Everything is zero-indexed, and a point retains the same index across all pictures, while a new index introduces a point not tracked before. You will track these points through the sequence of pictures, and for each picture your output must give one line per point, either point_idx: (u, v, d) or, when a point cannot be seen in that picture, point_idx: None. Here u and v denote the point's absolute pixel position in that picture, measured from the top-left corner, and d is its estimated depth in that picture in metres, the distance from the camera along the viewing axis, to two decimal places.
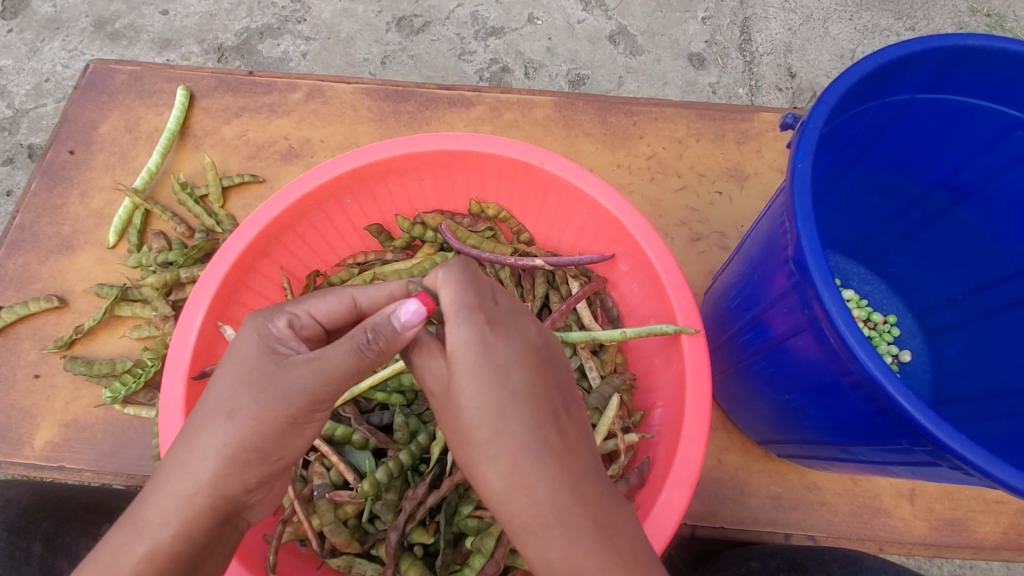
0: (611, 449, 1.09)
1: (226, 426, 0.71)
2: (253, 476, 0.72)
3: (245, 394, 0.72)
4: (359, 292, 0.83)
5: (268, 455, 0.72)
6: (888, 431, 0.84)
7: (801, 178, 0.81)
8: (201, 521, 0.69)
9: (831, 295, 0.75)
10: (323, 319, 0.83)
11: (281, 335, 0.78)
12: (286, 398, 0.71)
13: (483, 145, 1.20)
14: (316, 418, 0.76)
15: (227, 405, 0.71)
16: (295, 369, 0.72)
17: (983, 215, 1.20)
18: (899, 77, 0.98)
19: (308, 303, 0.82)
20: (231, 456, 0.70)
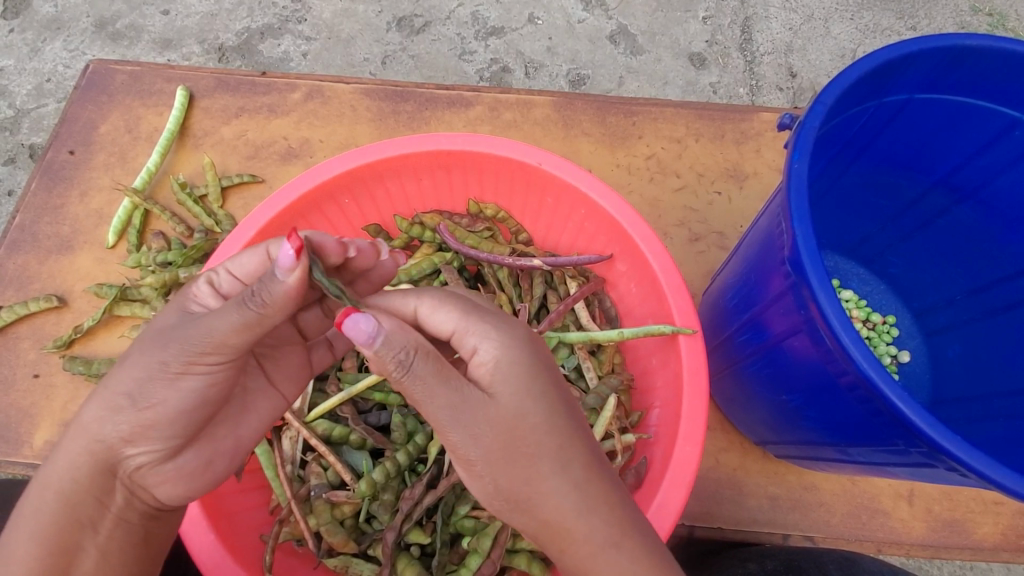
0: (608, 450, 1.09)
1: (113, 374, 0.77)
2: (127, 427, 0.76)
3: (137, 344, 0.78)
4: (274, 246, 0.88)
5: (137, 403, 0.75)
6: (884, 432, 0.84)
7: (797, 178, 0.80)
8: (91, 466, 0.76)
9: (826, 295, 0.76)
10: (242, 277, 0.87)
11: (199, 296, 0.85)
12: (171, 348, 0.75)
13: (480, 145, 1.20)
14: (197, 373, 0.76)
15: (123, 354, 0.78)
16: (175, 325, 0.77)
17: (983, 215, 1.20)
18: (897, 77, 0.97)
19: (230, 261, 0.88)
20: (108, 400, 0.76)
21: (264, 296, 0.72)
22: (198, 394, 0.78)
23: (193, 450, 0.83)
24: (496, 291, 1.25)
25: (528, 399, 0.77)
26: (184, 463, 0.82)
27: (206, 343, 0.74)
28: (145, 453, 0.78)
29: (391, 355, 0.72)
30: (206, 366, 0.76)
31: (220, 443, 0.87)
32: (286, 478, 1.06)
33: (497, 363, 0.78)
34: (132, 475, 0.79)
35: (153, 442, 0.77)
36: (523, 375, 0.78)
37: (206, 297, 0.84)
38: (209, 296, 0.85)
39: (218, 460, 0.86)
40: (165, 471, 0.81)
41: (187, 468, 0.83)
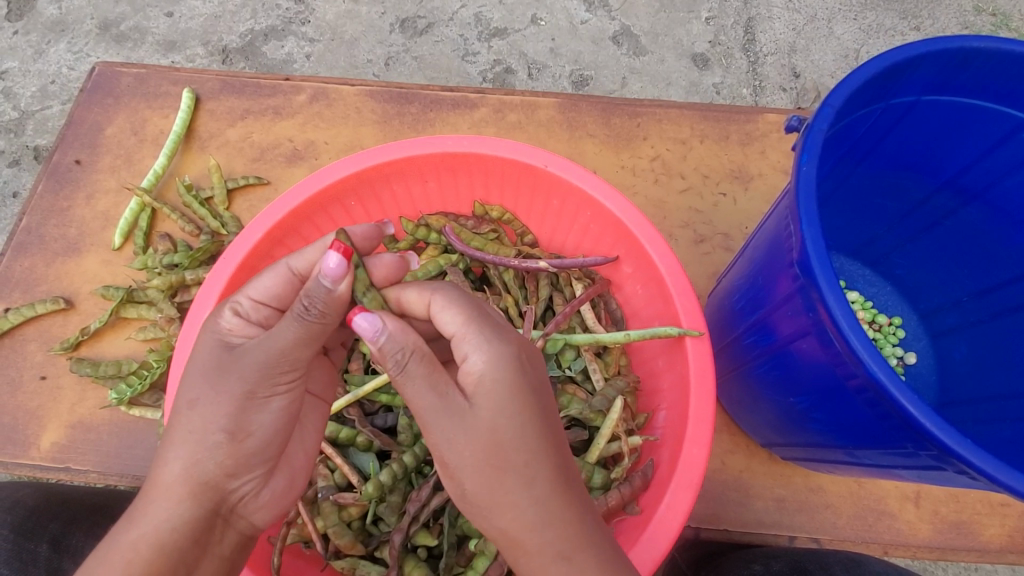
0: (615, 451, 1.10)
1: (190, 417, 0.79)
2: (227, 460, 0.80)
3: (204, 386, 0.80)
4: (293, 261, 0.89)
5: (235, 435, 0.80)
6: (893, 435, 0.84)
7: (806, 181, 0.80)
8: (188, 506, 0.77)
9: (835, 298, 0.75)
10: (266, 299, 0.89)
11: (233, 328, 0.86)
12: (245, 379, 0.79)
13: (486, 147, 1.20)
14: (280, 393, 0.83)
15: (187, 397, 0.79)
16: (241, 357, 0.80)
17: (989, 217, 1.19)
18: (904, 79, 0.97)
19: (250, 287, 0.88)
20: (200, 442, 0.79)
21: (319, 305, 0.78)
22: (287, 414, 0.85)
23: (278, 472, 0.89)
24: (503, 293, 1.26)
25: (509, 420, 0.75)
26: (276, 485, 0.89)
27: (283, 363, 0.80)
28: (247, 481, 0.83)
29: (389, 357, 0.75)
30: (286, 385, 0.83)
31: (293, 461, 0.93)
32: None
33: (484, 381, 0.76)
34: (235, 508, 0.82)
35: (254, 468, 0.83)
36: (509, 392, 0.75)
37: (241, 327, 0.86)
38: (244, 327, 0.86)
39: (298, 475, 0.93)
40: (259, 497, 0.86)
41: (278, 488, 0.89)
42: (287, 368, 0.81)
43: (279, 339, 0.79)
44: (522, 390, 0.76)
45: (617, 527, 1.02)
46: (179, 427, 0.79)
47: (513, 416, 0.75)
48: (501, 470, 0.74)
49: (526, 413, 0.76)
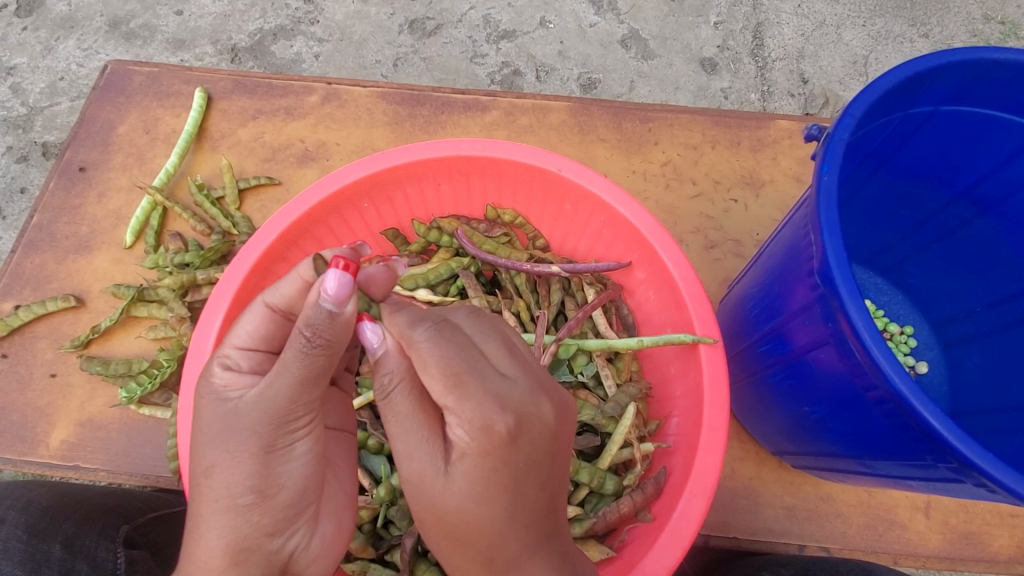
0: (627, 458, 1.09)
1: (213, 486, 0.77)
2: (264, 519, 0.79)
3: (215, 450, 0.77)
4: (268, 296, 0.83)
5: (265, 492, 0.78)
6: (911, 446, 0.84)
7: (826, 191, 0.80)
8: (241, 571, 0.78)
9: (857, 310, 0.75)
10: (252, 344, 0.84)
11: (227, 383, 0.81)
12: (256, 435, 0.77)
13: (501, 151, 1.20)
14: (299, 437, 0.81)
15: (203, 467, 0.78)
16: (243, 416, 0.77)
17: (1005, 227, 1.19)
18: (922, 90, 0.97)
19: (237, 333, 0.83)
20: (231, 507, 0.78)
21: (323, 334, 0.72)
22: (314, 458, 0.84)
23: (325, 516, 0.89)
24: (514, 297, 1.26)
25: (480, 503, 0.70)
26: (324, 530, 0.89)
27: (291, 413, 0.77)
28: (292, 535, 0.83)
29: (379, 376, 0.73)
30: (303, 429, 0.81)
31: (335, 500, 0.92)
32: None
33: (463, 456, 0.68)
34: (288, 562, 0.84)
35: (294, 520, 0.83)
36: (485, 475, 0.68)
37: (234, 381, 0.81)
38: (241, 378, 0.81)
39: (343, 515, 0.92)
40: (309, 546, 0.86)
41: (327, 534, 0.89)
42: (298, 416, 0.78)
43: (280, 393, 0.75)
44: (503, 473, 0.68)
45: (629, 535, 1.02)
46: (205, 498, 0.78)
47: (484, 503, 0.69)
48: (463, 544, 0.73)
49: (501, 499, 0.69)
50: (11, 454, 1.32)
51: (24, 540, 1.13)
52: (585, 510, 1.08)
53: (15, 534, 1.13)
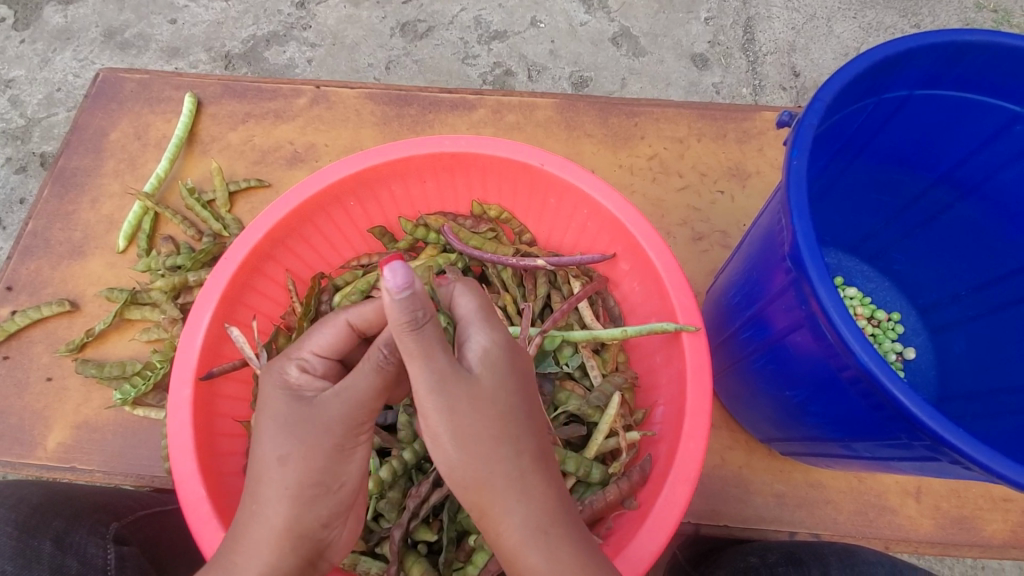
0: (613, 447, 1.10)
1: (284, 474, 0.79)
2: (319, 510, 0.80)
3: (295, 444, 0.80)
4: (352, 315, 0.90)
5: (330, 487, 0.81)
6: (887, 427, 0.85)
7: (797, 174, 0.81)
8: (282, 555, 0.78)
9: (828, 290, 0.76)
10: (328, 351, 0.90)
11: (301, 383, 0.86)
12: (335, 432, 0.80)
13: (484, 147, 1.22)
14: (362, 442, 0.84)
15: (279, 454, 0.79)
16: (332, 415, 0.80)
17: (986, 210, 1.19)
18: (895, 74, 0.98)
19: (311, 341, 0.88)
20: (298, 496, 0.79)
21: (396, 348, 0.80)
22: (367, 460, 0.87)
23: (357, 514, 0.92)
24: (500, 291, 1.26)
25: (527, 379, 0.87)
26: (354, 527, 0.91)
27: (362, 412, 0.81)
28: (334, 529, 0.84)
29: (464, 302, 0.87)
30: (369, 433, 0.84)
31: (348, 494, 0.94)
32: None
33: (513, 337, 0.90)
34: (325, 552, 0.85)
35: (340, 515, 0.84)
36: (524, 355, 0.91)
37: (308, 382, 0.86)
38: (311, 381, 0.86)
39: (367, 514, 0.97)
40: (343, 541, 0.88)
41: (356, 530, 0.92)
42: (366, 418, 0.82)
43: (358, 392, 0.81)
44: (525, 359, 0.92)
45: (616, 522, 1.03)
46: (271, 482, 0.80)
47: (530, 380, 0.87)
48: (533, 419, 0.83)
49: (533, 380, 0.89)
50: (9, 457, 1.34)
51: (16, 536, 1.13)
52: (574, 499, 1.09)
53: (6, 530, 1.13)
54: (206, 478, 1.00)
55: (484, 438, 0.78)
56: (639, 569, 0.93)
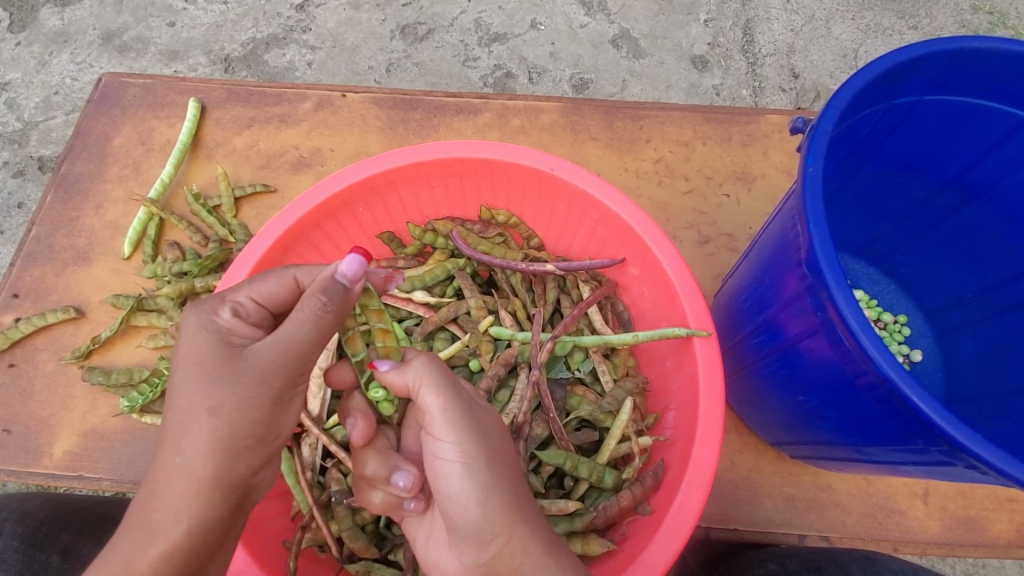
0: (626, 452, 1.10)
1: (216, 425, 0.76)
2: (245, 460, 0.78)
3: (219, 389, 0.76)
4: (302, 273, 0.87)
5: (263, 437, 0.80)
6: (902, 432, 0.85)
7: (812, 182, 0.81)
8: (208, 505, 0.76)
9: (845, 297, 0.76)
10: (267, 302, 0.86)
11: (230, 326, 0.81)
12: (264, 380, 0.77)
13: (493, 152, 1.21)
14: (299, 393, 0.84)
15: (206, 404, 0.75)
16: (262, 361, 0.77)
17: (994, 214, 1.20)
18: (905, 80, 0.99)
19: (252, 287, 0.85)
20: (230, 448, 0.77)
21: (337, 300, 0.79)
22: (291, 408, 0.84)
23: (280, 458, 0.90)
24: (510, 296, 1.25)
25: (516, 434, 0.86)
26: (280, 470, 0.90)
27: (303, 361, 0.79)
28: (260, 475, 0.83)
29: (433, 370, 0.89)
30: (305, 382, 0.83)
31: None
32: (308, 483, 1.07)
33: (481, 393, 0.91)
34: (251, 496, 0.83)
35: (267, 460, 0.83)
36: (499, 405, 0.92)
37: (239, 326, 0.81)
38: (241, 324, 0.82)
39: None
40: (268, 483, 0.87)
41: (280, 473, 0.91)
42: (303, 367, 0.80)
43: (293, 338, 0.78)
44: None
45: (630, 528, 1.03)
46: (197, 431, 0.75)
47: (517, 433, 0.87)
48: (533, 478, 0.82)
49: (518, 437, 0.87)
50: (14, 465, 1.33)
51: (22, 550, 1.13)
52: (586, 504, 1.09)
53: (13, 544, 1.13)
54: None
55: (506, 459, 0.79)
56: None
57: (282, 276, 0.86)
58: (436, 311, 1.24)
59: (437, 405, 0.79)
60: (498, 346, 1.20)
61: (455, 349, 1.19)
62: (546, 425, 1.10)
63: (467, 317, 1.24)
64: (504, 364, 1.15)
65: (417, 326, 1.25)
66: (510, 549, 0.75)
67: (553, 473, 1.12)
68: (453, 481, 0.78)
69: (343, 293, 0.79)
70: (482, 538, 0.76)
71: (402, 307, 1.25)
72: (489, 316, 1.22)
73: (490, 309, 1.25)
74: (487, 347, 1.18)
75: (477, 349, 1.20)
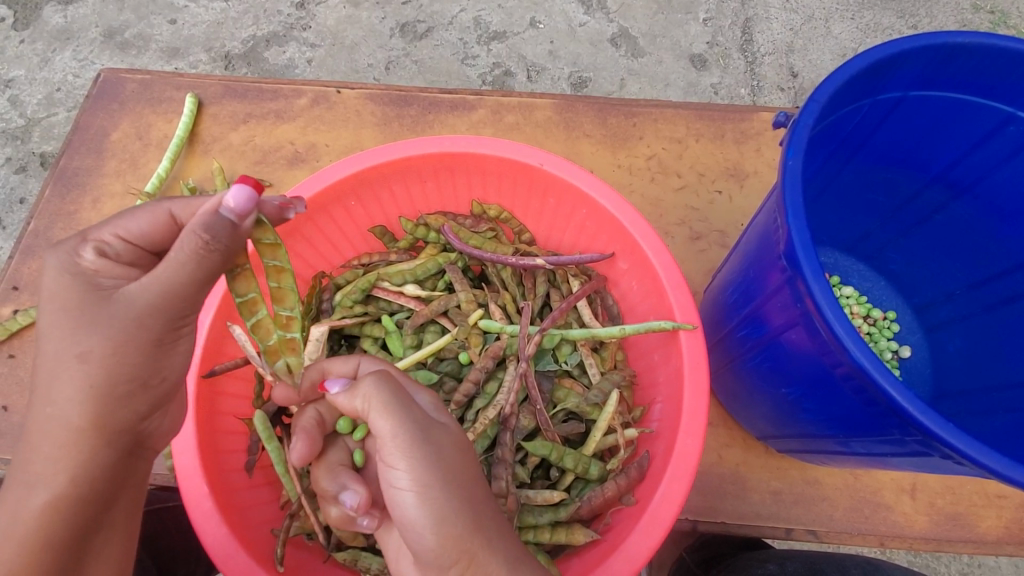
0: (612, 444, 1.12)
1: (86, 372, 0.77)
2: (135, 405, 0.82)
3: (91, 337, 0.77)
4: (177, 208, 0.85)
5: (146, 382, 0.82)
6: (880, 423, 0.86)
7: (791, 174, 0.82)
8: (87, 454, 0.78)
9: (821, 289, 0.77)
10: (139, 241, 0.84)
11: (98, 269, 0.80)
12: (137, 325, 0.78)
13: (483, 147, 1.22)
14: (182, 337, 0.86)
15: (75, 350, 0.77)
16: (134, 306, 0.78)
17: (980, 210, 1.21)
18: (889, 75, 0.99)
19: (119, 223, 0.83)
20: (107, 395, 0.79)
21: (217, 235, 0.76)
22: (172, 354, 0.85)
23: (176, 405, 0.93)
24: (500, 290, 1.27)
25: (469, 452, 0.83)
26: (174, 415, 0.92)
27: (183, 306, 0.80)
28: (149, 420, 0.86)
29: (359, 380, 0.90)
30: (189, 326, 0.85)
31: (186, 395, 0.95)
32: (297, 473, 1.08)
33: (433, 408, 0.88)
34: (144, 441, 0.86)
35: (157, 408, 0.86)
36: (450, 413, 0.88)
37: (107, 267, 0.81)
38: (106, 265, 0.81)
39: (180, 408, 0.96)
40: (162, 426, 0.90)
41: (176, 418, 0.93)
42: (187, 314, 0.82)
43: (166, 279, 0.77)
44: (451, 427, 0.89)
45: (614, 518, 1.04)
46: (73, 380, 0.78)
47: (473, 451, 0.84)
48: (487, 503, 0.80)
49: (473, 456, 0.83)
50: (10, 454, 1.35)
51: None
52: (572, 495, 1.10)
53: None
54: (208, 477, 0.99)
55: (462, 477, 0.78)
56: (637, 565, 0.94)
57: (157, 212, 0.84)
58: (426, 304, 1.25)
59: (386, 425, 0.78)
60: (487, 339, 1.21)
61: (445, 341, 1.20)
62: (533, 416, 1.12)
63: (457, 310, 1.25)
64: (493, 357, 1.16)
65: (408, 318, 1.27)
66: (474, 570, 0.74)
67: (540, 464, 1.13)
68: (408, 509, 0.77)
69: (229, 230, 0.76)
70: (443, 564, 0.75)
71: (393, 300, 1.27)
72: (479, 309, 1.23)
73: (481, 303, 1.26)
74: (477, 339, 1.20)
75: (466, 342, 1.21)
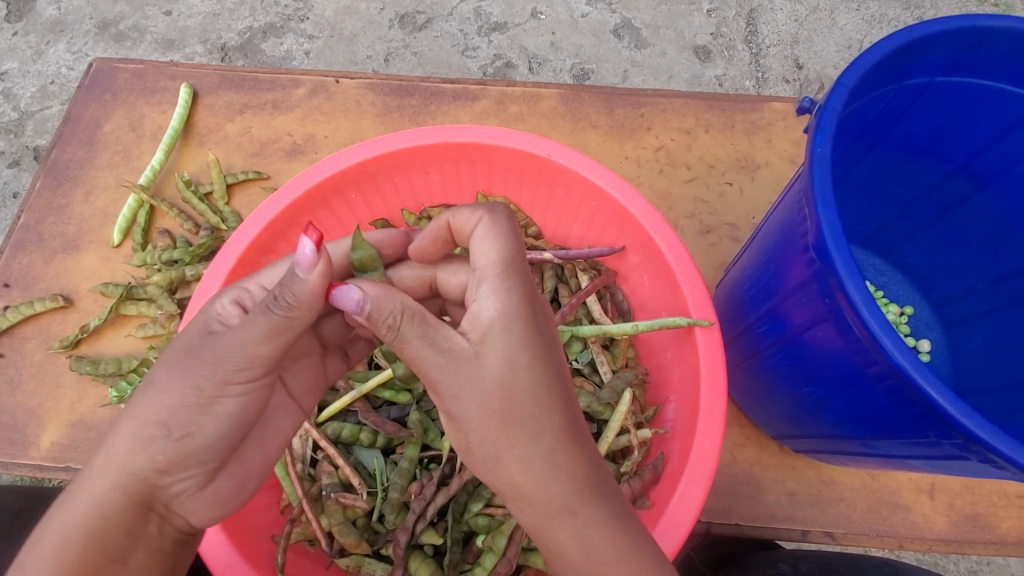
0: (624, 445, 1.08)
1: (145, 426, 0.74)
2: (158, 455, 0.74)
3: (179, 374, 0.74)
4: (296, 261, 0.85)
5: (171, 431, 0.74)
6: (913, 424, 0.83)
7: (821, 163, 0.78)
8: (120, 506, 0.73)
9: (854, 284, 0.73)
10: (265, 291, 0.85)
11: (224, 313, 0.80)
12: (213, 366, 0.74)
13: (489, 136, 1.18)
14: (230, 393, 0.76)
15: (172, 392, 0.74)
16: (204, 346, 0.75)
17: (1004, 203, 1.17)
18: (917, 59, 0.95)
19: (259, 276, 0.85)
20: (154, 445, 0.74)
21: (290, 297, 0.72)
22: (237, 418, 0.78)
23: (227, 471, 0.82)
24: None
25: None
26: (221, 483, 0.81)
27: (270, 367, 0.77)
28: (182, 480, 0.77)
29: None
30: (241, 384, 0.76)
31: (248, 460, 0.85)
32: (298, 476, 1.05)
33: None
34: (169, 502, 0.77)
35: (191, 467, 0.77)
36: None
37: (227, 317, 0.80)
38: (236, 312, 0.81)
39: (250, 479, 0.85)
40: (199, 498, 0.79)
41: (223, 489, 0.82)
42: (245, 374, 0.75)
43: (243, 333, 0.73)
44: None
45: None
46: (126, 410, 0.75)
47: None
48: None
49: None
50: (2, 456, 1.30)
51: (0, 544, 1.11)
52: None
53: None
54: None
55: None
56: None
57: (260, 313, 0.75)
58: None
59: None
60: None
61: None
62: None
63: None
64: None
65: None
66: None
67: None
68: None
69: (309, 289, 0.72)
70: None
71: None
72: None
73: None
74: None
75: None
